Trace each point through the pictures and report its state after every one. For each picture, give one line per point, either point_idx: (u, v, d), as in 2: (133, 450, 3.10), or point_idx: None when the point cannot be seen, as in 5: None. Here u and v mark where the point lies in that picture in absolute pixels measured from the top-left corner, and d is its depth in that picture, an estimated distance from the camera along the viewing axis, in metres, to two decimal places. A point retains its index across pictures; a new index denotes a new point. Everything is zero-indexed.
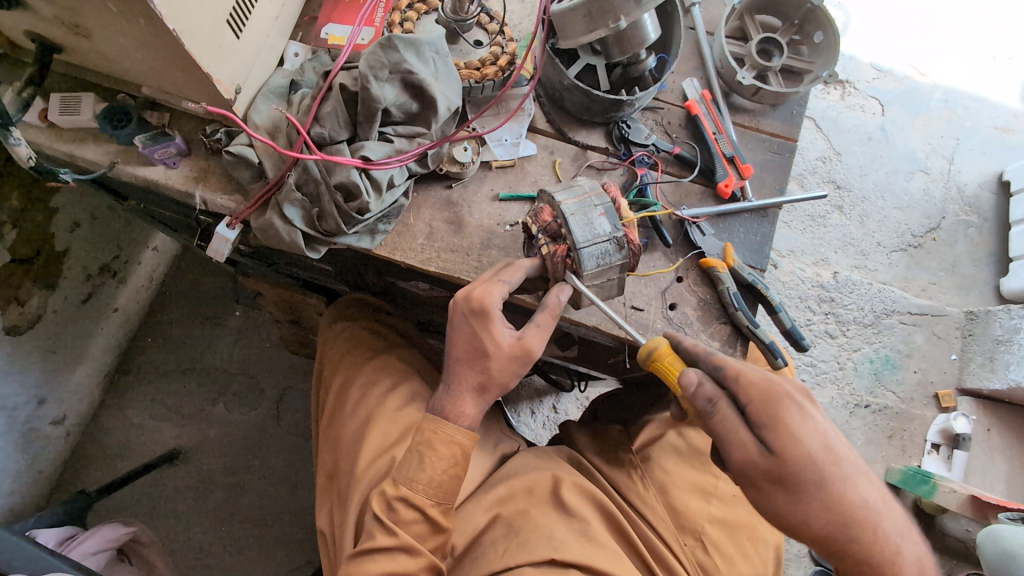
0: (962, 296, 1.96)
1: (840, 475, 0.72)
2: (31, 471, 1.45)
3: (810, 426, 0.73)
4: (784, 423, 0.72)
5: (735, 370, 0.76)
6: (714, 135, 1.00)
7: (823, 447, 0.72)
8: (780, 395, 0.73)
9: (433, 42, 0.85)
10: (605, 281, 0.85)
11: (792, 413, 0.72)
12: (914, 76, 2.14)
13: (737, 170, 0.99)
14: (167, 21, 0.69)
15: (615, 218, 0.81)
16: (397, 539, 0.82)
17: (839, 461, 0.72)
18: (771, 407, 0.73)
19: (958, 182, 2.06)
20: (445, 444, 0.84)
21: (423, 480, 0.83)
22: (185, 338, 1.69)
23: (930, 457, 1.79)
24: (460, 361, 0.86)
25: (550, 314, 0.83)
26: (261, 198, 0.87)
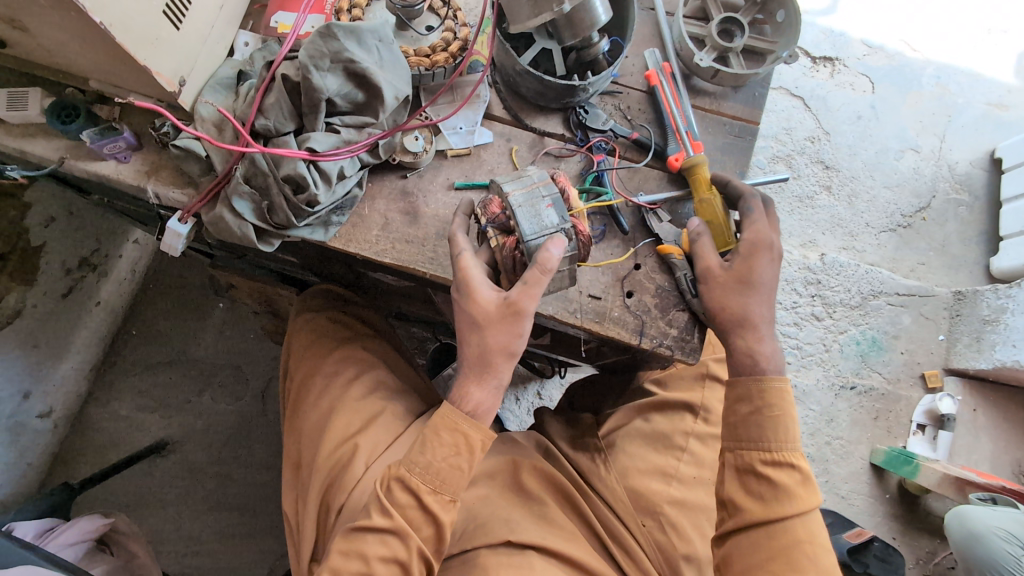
0: (951, 275, 1.95)
1: (782, 406, 0.85)
2: (20, 463, 1.47)
3: (770, 351, 0.87)
4: (753, 345, 0.87)
5: (758, 252, 0.88)
6: (670, 108, 0.98)
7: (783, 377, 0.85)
8: (760, 246, 0.87)
9: (375, 30, 0.83)
10: (559, 272, 0.83)
11: (762, 259, 0.87)
12: (906, 51, 2.10)
13: (689, 144, 0.97)
14: (92, 15, 0.67)
15: (565, 204, 0.81)
16: (390, 521, 0.79)
17: (788, 397, 0.85)
18: (743, 328, 0.87)
19: (949, 159, 2.03)
20: (448, 431, 0.81)
21: (421, 464, 0.80)
22: (168, 330, 1.70)
23: (915, 438, 1.80)
24: (473, 361, 0.83)
25: (540, 269, 0.77)
26: (210, 191, 0.87)
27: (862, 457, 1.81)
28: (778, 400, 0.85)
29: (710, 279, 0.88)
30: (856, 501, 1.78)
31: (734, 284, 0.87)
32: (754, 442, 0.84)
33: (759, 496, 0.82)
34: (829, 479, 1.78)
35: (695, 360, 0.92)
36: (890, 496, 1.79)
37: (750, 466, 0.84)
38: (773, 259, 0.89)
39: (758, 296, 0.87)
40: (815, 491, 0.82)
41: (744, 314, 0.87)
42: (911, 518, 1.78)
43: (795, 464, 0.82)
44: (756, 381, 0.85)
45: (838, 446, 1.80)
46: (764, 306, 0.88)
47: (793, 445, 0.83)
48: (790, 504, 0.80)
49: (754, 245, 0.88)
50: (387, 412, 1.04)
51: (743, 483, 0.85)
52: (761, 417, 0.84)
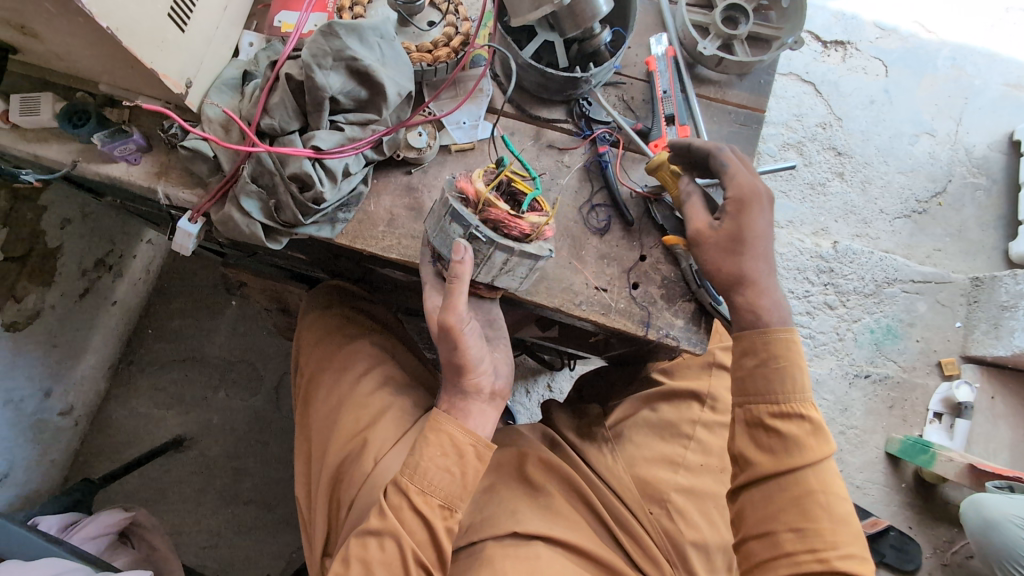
0: (968, 261, 1.91)
1: (787, 356, 0.83)
2: (43, 459, 1.51)
3: (772, 304, 0.86)
4: (754, 301, 0.86)
5: (750, 205, 0.85)
6: (662, 95, 0.97)
7: (789, 329, 0.84)
8: (749, 197, 0.85)
9: (377, 27, 0.84)
10: (511, 264, 0.79)
11: (753, 212, 0.85)
12: (920, 33, 2.05)
13: (675, 130, 0.96)
14: (99, 19, 0.69)
15: (450, 215, 0.77)
16: (384, 521, 0.79)
17: (795, 348, 0.83)
18: (745, 287, 0.86)
19: (966, 143, 1.99)
20: (435, 433, 0.83)
21: (413, 465, 0.81)
22: (183, 329, 1.73)
23: (932, 427, 1.78)
24: (447, 376, 0.87)
25: (456, 282, 0.78)
26: (219, 191, 0.88)
27: (877, 446, 1.79)
28: (786, 351, 0.83)
29: (703, 240, 0.87)
30: (871, 490, 1.77)
31: (728, 242, 0.86)
32: (763, 395, 0.83)
33: (772, 450, 0.80)
34: (843, 468, 1.77)
35: (702, 351, 0.92)
36: (905, 485, 1.78)
37: (759, 420, 0.83)
38: (765, 207, 0.86)
39: (754, 252, 0.86)
40: (828, 441, 0.81)
41: (741, 273, 0.85)
42: (927, 507, 1.77)
43: (806, 414, 0.80)
44: (760, 333, 0.84)
45: (852, 436, 1.79)
46: (761, 261, 0.86)
47: (802, 396, 0.81)
48: (802, 455, 0.79)
49: (744, 198, 0.85)
50: (395, 406, 1.06)
51: (753, 437, 0.83)
52: (768, 369, 0.83)
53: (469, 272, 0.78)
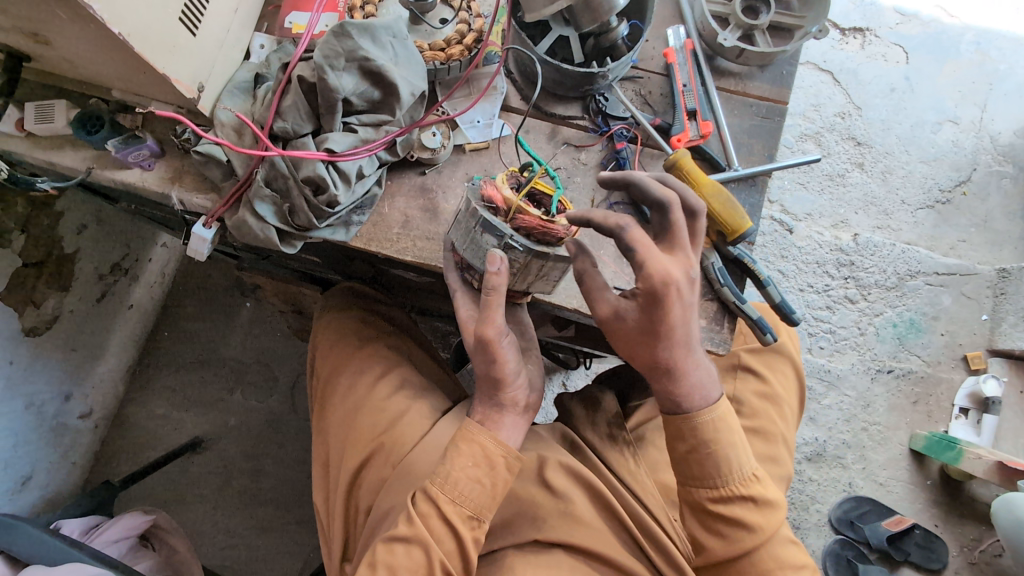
0: (994, 252, 1.86)
1: (717, 439, 0.81)
2: (64, 462, 1.53)
3: (695, 386, 0.81)
4: (673, 389, 0.80)
5: (665, 300, 0.73)
6: (683, 88, 0.94)
7: (712, 410, 0.81)
8: (659, 290, 0.73)
9: (390, 26, 0.82)
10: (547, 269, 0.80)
11: (669, 302, 0.74)
12: (942, 18, 1.99)
13: (697, 125, 0.93)
14: (111, 26, 0.68)
15: (482, 225, 0.77)
16: (413, 529, 0.78)
17: (724, 430, 0.81)
18: (662, 374, 0.80)
19: (990, 130, 1.93)
20: (467, 443, 0.82)
21: (442, 475, 0.81)
22: (199, 331, 1.74)
23: (958, 423, 1.74)
24: (481, 388, 0.87)
25: (494, 293, 0.78)
26: (232, 195, 0.87)
27: (900, 443, 1.75)
28: (713, 434, 0.81)
29: (611, 322, 0.79)
30: (894, 488, 1.73)
31: (642, 332, 0.77)
32: (701, 480, 0.82)
33: (723, 535, 0.82)
34: (865, 466, 1.74)
35: (726, 351, 0.90)
36: (930, 482, 1.74)
37: (702, 504, 0.83)
38: (683, 296, 0.74)
39: (672, 342, 0.77)
40: (772, 509, 0.83)
41: (657, 361, 0.78)
42: (953, 505, 1.72)
43: (745, 493, 0.82)
44: (685, 421, 0.81)
45: (874, 432, 1.75)
46: (680, 350, 0.78)
47: (735, 477, 0.81)
48: (750, 535, 0.81)
49: (658, 292, 0.73)
50: (413, 409, 1.05)
51: (699, 519, 0.84)
52: (700, 456, 0.81)
53: (505, 282, 0.78)
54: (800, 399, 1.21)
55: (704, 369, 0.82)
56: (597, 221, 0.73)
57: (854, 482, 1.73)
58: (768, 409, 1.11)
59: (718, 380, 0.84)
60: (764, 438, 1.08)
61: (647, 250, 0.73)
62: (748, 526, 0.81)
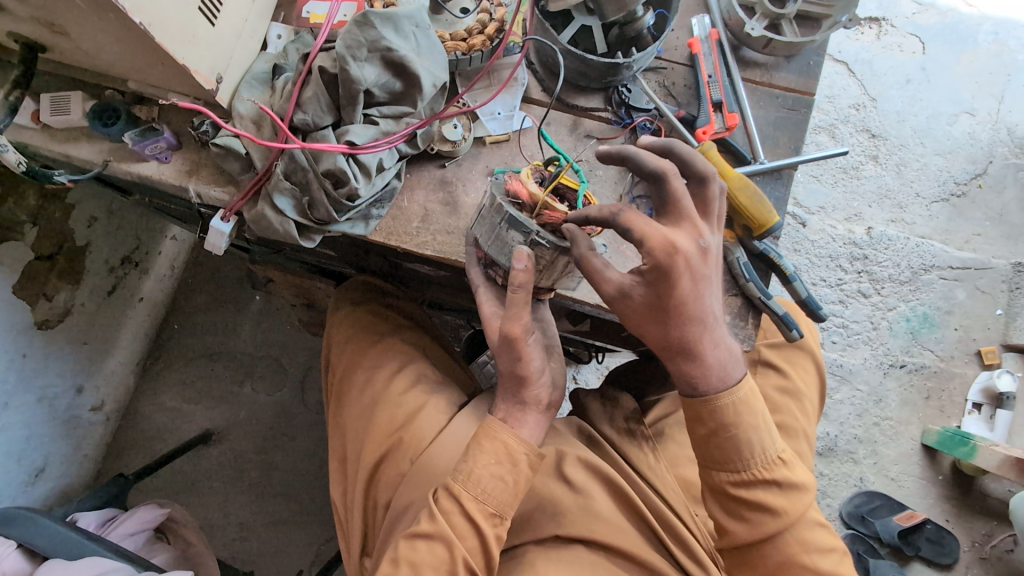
0: (1010, 246, 1.83)
1: (739, 421, 0.77)
2: (77, 454, 1.54)
3: (714, 365, 0.75)
4: (691, 370, 0.75)
5: (673, 272, 0.67)
6: (708, 79, 0.92)
7: (730, 391, 0.76)
8: (669, 262, 0.67)
9: (412, 15, 0.81)
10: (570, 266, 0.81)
11: (680, 273, 0.68)
12: (959, 7, 1.95)
13: (723, 117, 0.91)
14: (132, 15, 0.66)
15: (512, 223, 0.76)
16: (435, 526, 0.77)
17: (747, 411, 0.77)
18: (677, 353, 0.74)
19: (1007, 122, 1.90)
20: (489, 440, 0.81)
21: (463, 471, 0.80)
22: (209, 324, 1.73)
23: (970, 418, 1.72)
24: (505, 385, 0.86)
25: (522, 292, 0.77)
26: (251, 189, 0.86)
27: (912, 438, 1.74)
28: (734, 417, 0.76)
29: (619, 300, 0.73)
30: (906, 483, 1.72)
31: (655, 308, 0.72)
32: (720, 464, 0.79)
33: (747, 520, 0.79)
34: (877, 461, 1.73)
35: (751, 347, 0.89)
36: (942, 478, 1.73)
37: (723, 488, 0.80)
38: (695, 266, 0.68)
39: (686, 317, 0.71)
40: (799, 493, 0.80)
41: (671, 339, 0.72)
42: (965, 500, 1.71)
43: (770, 477, 0.78)
44: (705, 403, 0.76)
45: (886, 427, 1.74)
46: (693, 326, 0.72)
47: (760, 460, 0.78)
48: (774, 521, 0.79)
49: (665, 266, 0.67)
50: (430, 404, 1.04)
51: (723, 506, 0.81)
52: (721, 440, 0.77)
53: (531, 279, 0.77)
54: (822, 393, 1.20)
55: (725, 345, 0.76)
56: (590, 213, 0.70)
57: (865, 476, 1.73)
58: (789, 405, 1.10)
59: (739, 356, 0.79)
60: (786, 434, 1.08)
61: (650, 225, 0.68)
62: (775, 511, 0.78)
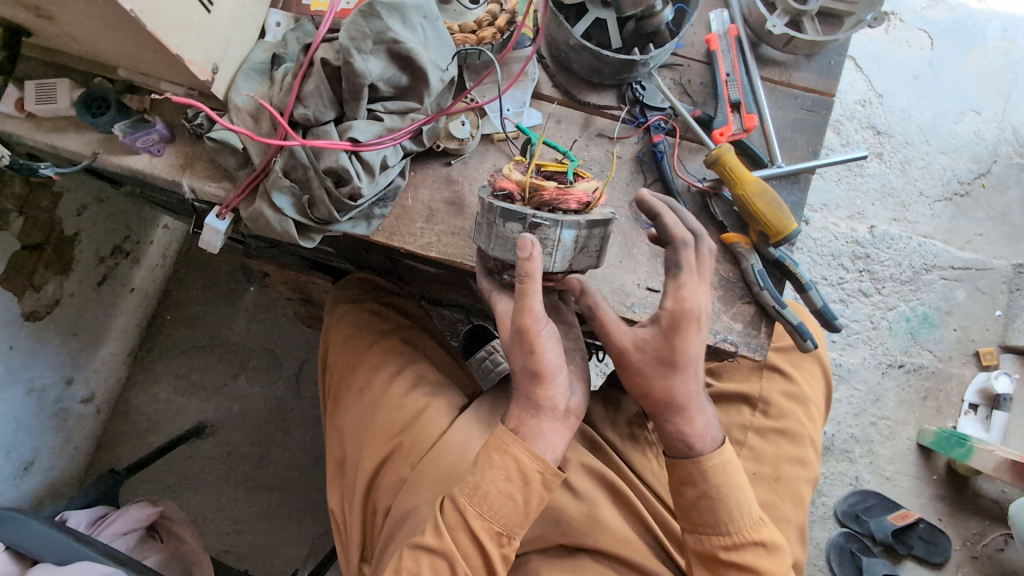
0: (1012, 247, 1.82)
1: (727, 484, 0.79)
2: (67, 446, 1.50)
3: (703, 426, 0.80)
4: (684, 426, 0.79)
5: (686, 329, 0.73)
6: (726, 77, 0.89)
7: (720, 454, 0.79)
8: (684, 318, 0.73)
9: (420, 6, 0.77)
10: (585, 240, 0.75)
11: (693, 329, 0.74)
12: (969, 3, 1.92)
13: (741, 118, 0.88)
14: (122, 3, 0.62)
15: (505, 215, 0.73)
16: (439, 542, 0.75)
17: (734, 474, 0.79)
18: (676, 411, 0.78)
19: (1013, 121, 1.88)
20: (500, 453, 0.76)
21: (470, 485, 0.77)
22: (202, 316, 1.69)
23: (966, 418, 1.72)
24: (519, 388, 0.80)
25: (529, 275, 0.71)
26: (249, 185, 0.82)
27: (908, 438, 1.73)
28: (725, 479, 0.79)
29: (631, 350, 0.77)
30: (901, 482, 1.72)
31: (656, 361, 0.76)
32: (712, 525, 0.80)
33: None
34: (873, 460, 1.73)
35: (763, 357, 0.86)
36: (937, 477, 1.73)
37: (710, 552, 0.81)
38: (701, 330, 0.75)
39: (686, 373, 0.76)
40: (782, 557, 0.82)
41: (671, 396, 0.77)
42: (959, 500, 1.72)
43: (754, 539, 0.80)
44: (695, 463, 0.79)
45: (883, 427, 1.74)
46: (690, 383, 0.77)
47: (747, 520, 0.80)
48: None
49: (679, 322, 0.73)
50: (431, 407, 1.01)
51: (708, 568, 0.82)
52: (710, 501, 0.79)
53: (539, 266, 0.72)
54: (828, 399, 1.19)
55: (708, 412, 0.81)
56: (665, 219, 0.73)
57: (861, 476, 1.72)
58: (795, 410, 1.08)
59: (722, 423, 0.83)
60: (791, 440, 1.06)
61: (694, 271, 0.74)
62: (760, 572, 0.79)
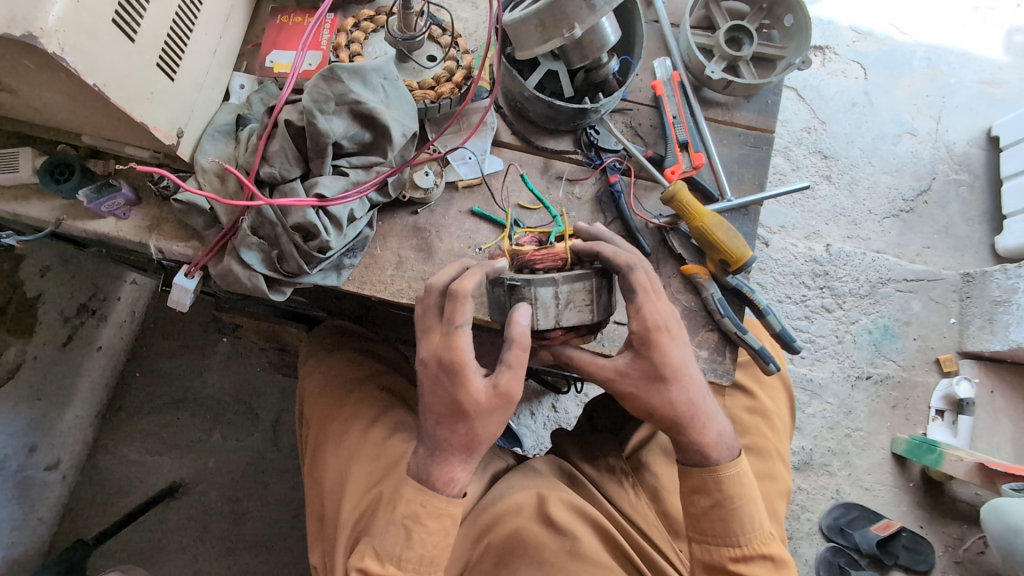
0: (958, 257, 1.93)
1: (741, 494, 0.82)
2: (31, 518, 1.43)
3: (717, 436, 0.82)
4: (697, 437, 0.81)
5: (657, 342, 0.76)
6: (673, 119, 0.95)
7: (734, 464, 0.81)
8: (654, 331, 0.76)
9: (379, 68, 0.80)
10: (568, 295, 0.75)
11: (667, 339, 0.77)
12: (895, 35, 2.07)
13: (689, 157, 0.94)
14: (85, 78, 0.64)
15: (492, 281, 0.78)
16: None
17: (748, 484, 0.82)
18: (687, 422, 0.79)
19: (946, 141, 2.01)
20: (434, 517, 0.77)
21: (412, 558, 0.77)
22: (173, 371, 1.65)
23: (935, 424, 1.78)
24: (445, 424, 0.77)
25: (522, 350, 0.73)
26: (217, 243, 0.83)
27: (883, 447, 1.78)
28: (738, 490, 0.81)
29: (617, 380, 0.79)
30: (880, 492, 1.76)
31: (646, 376, 0.78)
32: (724, 536, 0.81)
33: None
34: (851, 472, 1.76)
35: (729, 381, 0.90)
36: (913, 485, 1.77)
37: (721, 564, 0.82)
38: (677, 338, 0.78)
39: (682, 381, 0.78)
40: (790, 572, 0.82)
41: (676, 407, 0.78)
42: (937, 506, 1.76)
43: (764, 553, 0.81)
44: (710, 473, 0.81)
45: (857, 438, 1.78)
46: (691, 392, 0.79)
47: (759, 534, 0.82)
48: None
49: (648, 337, 0.76)
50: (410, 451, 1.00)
51: None
52: (723, 510, 0.81)
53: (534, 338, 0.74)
54: (792, 404, 1.22)
55: (721, 421, 0.83)
56: (603, 250, 0.75)
57: (842, 488, 1.76)
58: (762, 427, 1.12)
59: (735, 436, 0.85)
60: (761, 458, 1.08)
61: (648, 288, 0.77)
62: None
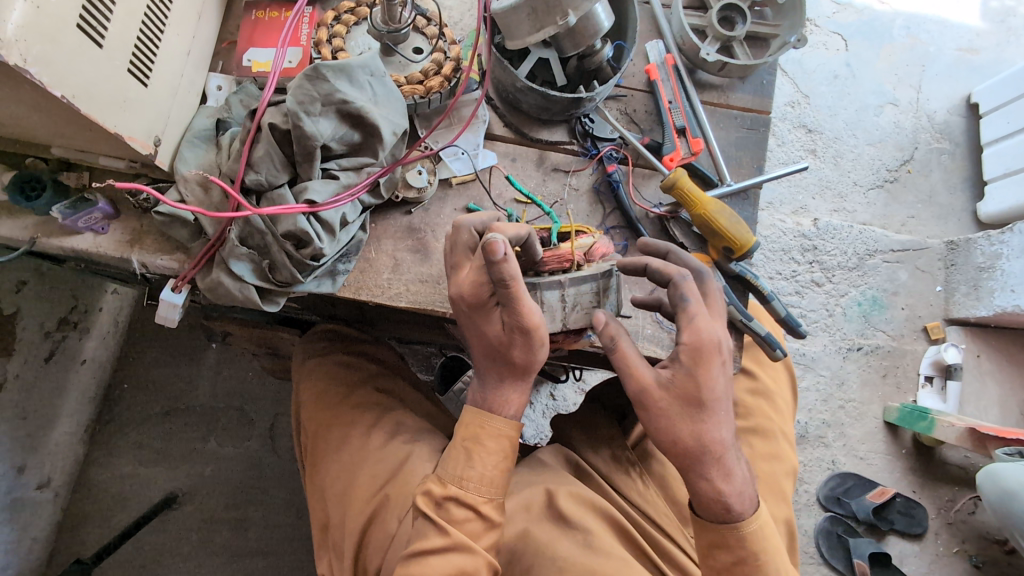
0: (942, 226, 1.94)
1: (765, 549, 0.77)
2: (24, 539, 1.39)
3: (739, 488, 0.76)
4: (721, 486, 0.75)
5: (706, 360, 0.74)
6: (670, 104, 0.93)
7: (757, 518, 0.77)
8: (710, 348, 0.74)
9: (366, 64, 0.77)
10: (574, 297, 0.77)
11: (717, 364, 0.74)
12: (874, 5, 2.06)
13: (688, 142, 0.92)
14: (51, 89, 0.60)
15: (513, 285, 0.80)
16: (448, 538, 0.75)
17: (769, 533, 0.78)
18: (710, 463, 0.75)
19: (927, 109, 2.02)
20: (493, 438, 0.78)
21: (473, 478, 0.78)
22: (161, 380, 1.60)
23: (925, 392, 1.81)
24: (490, 359, 0.79)
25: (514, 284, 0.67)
26: (203, 256, 0.80)
27: (875, 417, 1.81)
28: (762, 545, 0.76)
29: (655, 390, 0.75)
30: (874, 460, 1.79)
31: (688, 397, 0.75)
32: None
33: None
34: (846, 442, 1.79)
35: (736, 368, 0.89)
36: (906, 451, 1.80)
37: None
38: (722, 363, 0.75)
39: (718, 412, 0.75)
40: None
41: (701, 442, 0.74)
42: (929, 470, 1.79)
43: None
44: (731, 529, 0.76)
45: (851, 409, 1.80)
46: (721, 429, 0.75)
47: None
48: None
49: (698, 353, 0.74)
50: (414, 453, 0.98)
51: None
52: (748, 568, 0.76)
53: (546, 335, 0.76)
54: (792, 381, 1.23)
55: (740, 468, 0.78)
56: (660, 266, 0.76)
57: (838, 459, 1.78)
58: (760, 406, 1.12)
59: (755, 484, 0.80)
60: (762, 438, 1.09)
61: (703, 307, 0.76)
62: None
